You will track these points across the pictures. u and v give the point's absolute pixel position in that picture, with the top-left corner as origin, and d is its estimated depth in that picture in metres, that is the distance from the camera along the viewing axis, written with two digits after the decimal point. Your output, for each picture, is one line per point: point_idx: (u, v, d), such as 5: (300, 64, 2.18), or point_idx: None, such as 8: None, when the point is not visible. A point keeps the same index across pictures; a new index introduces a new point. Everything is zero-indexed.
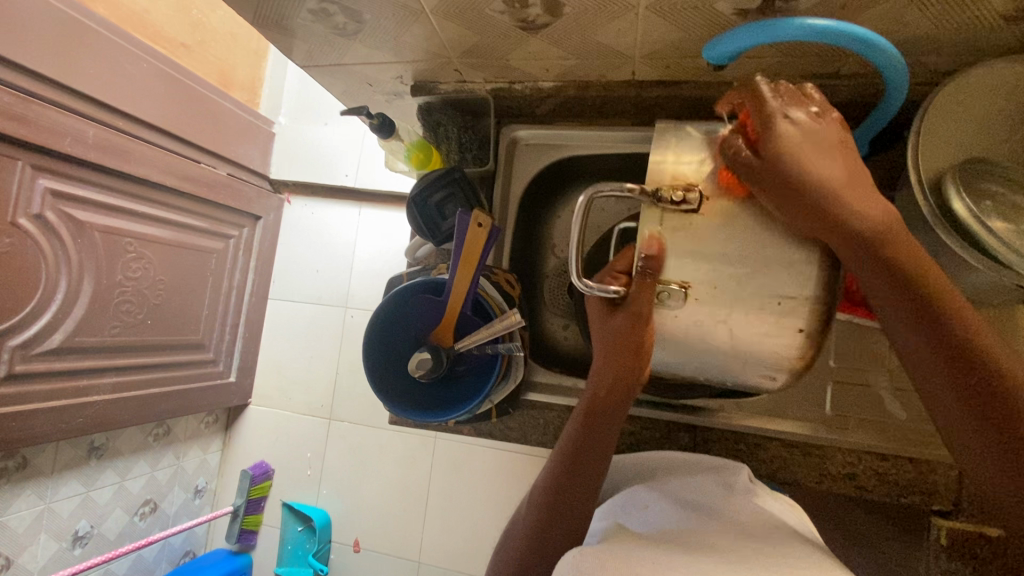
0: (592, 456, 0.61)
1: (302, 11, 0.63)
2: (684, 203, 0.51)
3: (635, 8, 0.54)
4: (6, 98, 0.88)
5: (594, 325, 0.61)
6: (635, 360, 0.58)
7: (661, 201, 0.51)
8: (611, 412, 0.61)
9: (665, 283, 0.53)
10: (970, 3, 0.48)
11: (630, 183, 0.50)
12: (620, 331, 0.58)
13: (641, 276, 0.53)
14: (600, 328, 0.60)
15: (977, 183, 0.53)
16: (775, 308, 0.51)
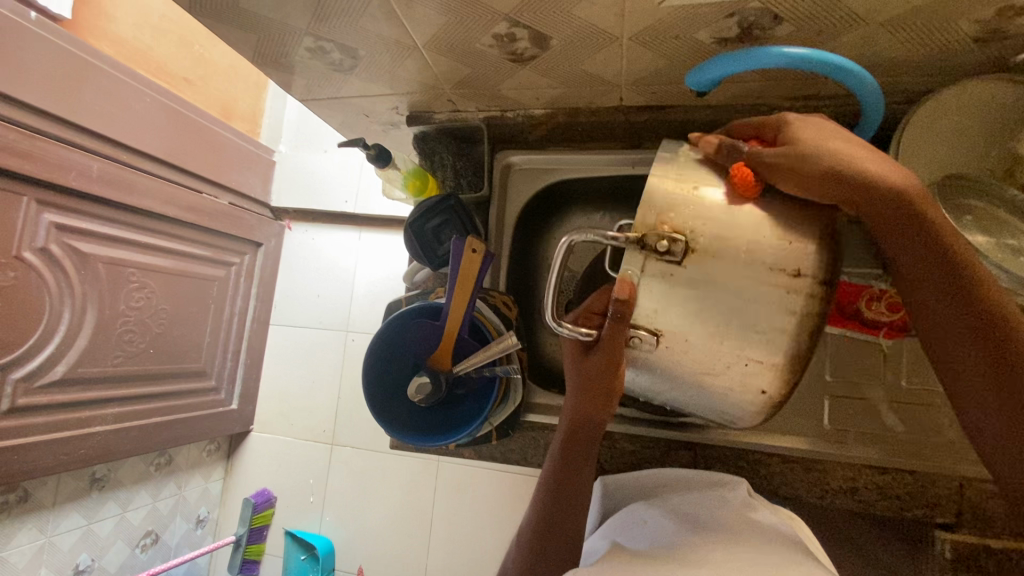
0: (575, 488, 0.63)
1: (300, 48, 0.65)
2: (668, 253, 0.48)
3: (618, 40, 0.57)
4: (12, 135, 0.91)
5: (567, 362, 0.62)
6: (610, 396, 0.60)
7: (645, 248, 0.48)
8: (591, 438, 0.63)
9: (638, 327, 0.52)
10: (939, 27, 0.50)
11: (611, 231, 0.47)
12: (594, 370, 0.58)
13: (614, 320, 0.52)
14: (573, 365, 0.61)
15: (957, 198, 0.54)
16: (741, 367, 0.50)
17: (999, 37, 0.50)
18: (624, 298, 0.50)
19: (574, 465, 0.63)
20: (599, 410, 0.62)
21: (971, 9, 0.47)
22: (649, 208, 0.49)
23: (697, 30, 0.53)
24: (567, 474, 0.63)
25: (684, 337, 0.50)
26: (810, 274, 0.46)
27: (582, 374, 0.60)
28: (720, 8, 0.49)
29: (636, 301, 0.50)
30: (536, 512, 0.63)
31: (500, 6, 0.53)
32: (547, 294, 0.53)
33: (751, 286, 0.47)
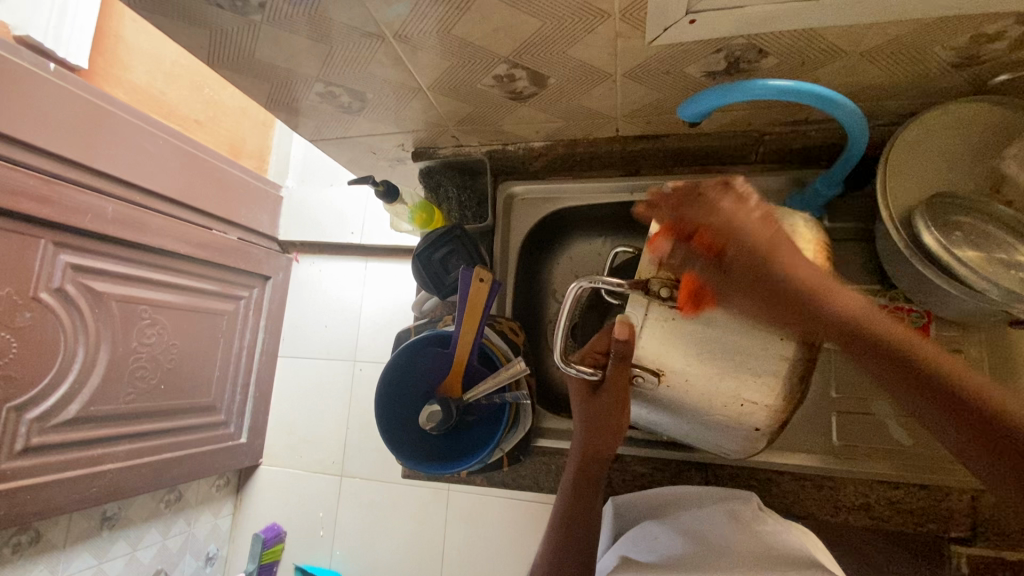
0: (581, 530, 0.63)
1: (310, 94, 0.69)
2: (669, 298, 0.54)
3: (613, 77, 0.60)
4: (32, 181, 0.95)
5: (573, 401, 0.64)
6: (618, 432, 0.62)
7: (649, 292, 0.54)
8: (601, 471, 0.65)
9: (642, 368, 0.56)
10: (916, 56, 0.52)
11: (616, 279, 0.53)
12: (603, 409, 0.60)
13: (617, 361, 0.56)
14: (580, 405, 0.63)
15: (945, 216, 0.56)
16: (737, 407, 0.54)
17: (976, 62, 0.52)
18: (623, 340, 0.55)
19: (584, 507, 0.64)
20: (607, 446, 0.63)
21: (945, 38, 0.49)
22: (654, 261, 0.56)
23: (687, 65, 0.56)
24: (581, 510, 0.64)
25: (686, 376, 0.55)
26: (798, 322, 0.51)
27: (590, 413, 0.62)
28: (707, 45, 0.52)
29: (634, 340, 0.55)
30: (548, 545, 0.63)
31: (500, 50, 0.56)
32: (556, 332, 0.57)
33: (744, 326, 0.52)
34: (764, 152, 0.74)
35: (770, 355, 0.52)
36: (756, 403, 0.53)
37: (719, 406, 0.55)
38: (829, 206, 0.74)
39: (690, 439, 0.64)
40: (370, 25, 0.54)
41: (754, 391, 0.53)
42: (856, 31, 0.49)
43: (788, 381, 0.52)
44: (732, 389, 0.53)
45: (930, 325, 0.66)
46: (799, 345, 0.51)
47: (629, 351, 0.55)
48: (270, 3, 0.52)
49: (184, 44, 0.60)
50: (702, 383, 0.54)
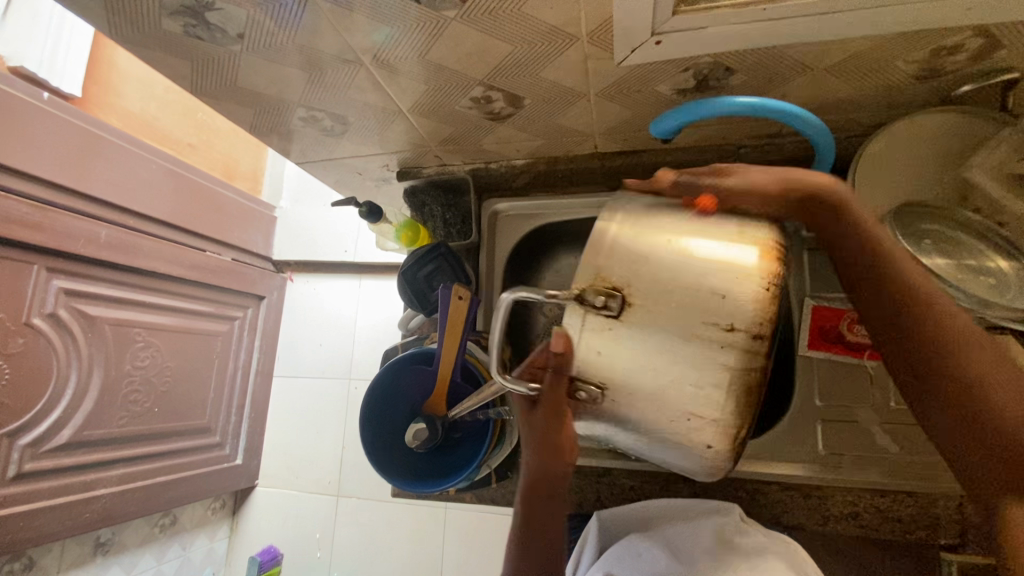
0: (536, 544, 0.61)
1: (294, 118, 0.70)
2: (603, 308, 0.44)
3: (587, 96, 0.61)
4: (25, 209, 0.96)
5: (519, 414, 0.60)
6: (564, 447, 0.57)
7: (583, 303, 0.44)
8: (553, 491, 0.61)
9: (584, 381, 0.47)
10: (878, 69, 0.54)
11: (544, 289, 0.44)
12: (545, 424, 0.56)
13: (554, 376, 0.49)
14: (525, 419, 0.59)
15: (915, 225, 0.57)
16: (684, 425, 0.45)
17: (938, 74, 0.53)
18: (561, 355, 0.47)
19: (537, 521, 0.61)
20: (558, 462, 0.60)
21: (904, 53, 0.51)
22: (595, 259, 0.45)
23: (657, 84, 0.58)
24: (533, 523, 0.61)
25: (627, 390, 0.45)
26: (745, 330, 0.42)
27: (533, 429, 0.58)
28: (675, 64, 0.54)
29: (572, 354, 0.46)
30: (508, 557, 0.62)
31: (475, 73, 0.58)
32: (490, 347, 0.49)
33: (686, 333, 0.43)
34: (740, 165, 0.75)
35: (712, 367, 0.42)
36: (709, 423, 0.44)
37: (665, 423, 0.46)
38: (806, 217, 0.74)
39: (649, 457, 0.53)
40: (349, 52, 0.56)
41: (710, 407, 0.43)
42: (818, 48, 0.50)
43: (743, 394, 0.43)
44: (673, 402, 0.44)
45: None
46: (745, 356, 0.42)
47: (569, 365, 0.47)
48: (250, 34, 0.54)
49: (169, 75, 0.62)
50: (640, 393, 0.46)
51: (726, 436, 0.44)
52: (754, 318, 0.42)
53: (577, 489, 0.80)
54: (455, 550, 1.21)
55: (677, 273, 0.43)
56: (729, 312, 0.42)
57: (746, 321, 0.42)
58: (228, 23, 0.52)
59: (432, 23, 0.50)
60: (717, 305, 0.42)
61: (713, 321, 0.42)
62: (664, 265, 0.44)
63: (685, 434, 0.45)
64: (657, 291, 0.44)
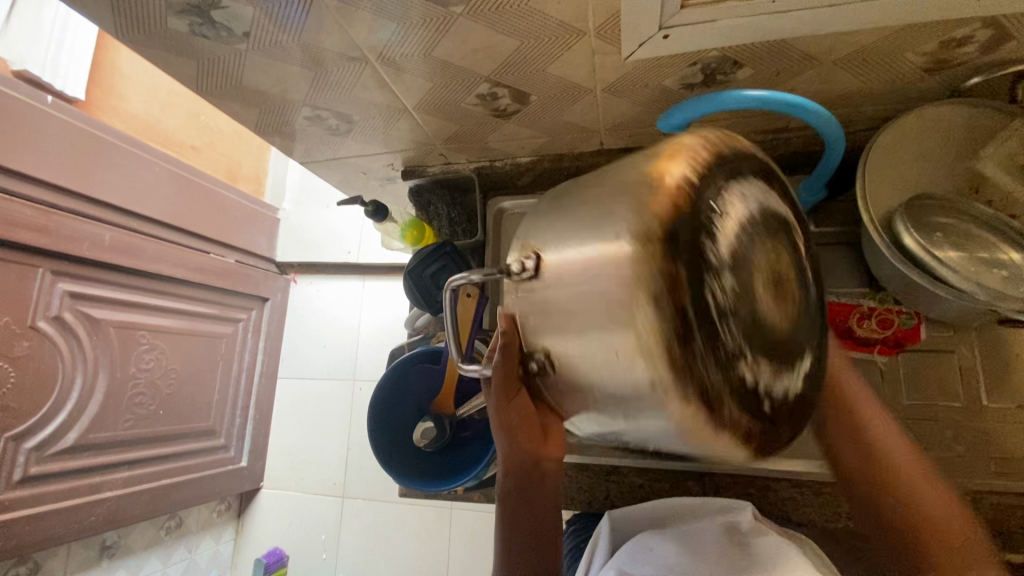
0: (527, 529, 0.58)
1: (299, 117, 0.70)
2: (521, 270, 0.40)
3: (594, 92, 0.61)
4: (30, 212, 0.96)
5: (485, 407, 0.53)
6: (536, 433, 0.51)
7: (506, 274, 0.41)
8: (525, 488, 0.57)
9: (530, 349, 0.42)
10: (887, 62, 0.53)
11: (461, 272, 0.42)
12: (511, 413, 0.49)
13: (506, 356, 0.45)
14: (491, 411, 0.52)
15: (925, 219, 0.57)
16: (620, 364, 0.34)
17: (946, 66, 0.53)
18: (505, 335, 0.43)
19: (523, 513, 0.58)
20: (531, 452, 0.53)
21: (915, 44, 0.50)
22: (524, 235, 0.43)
23: (665, 79, 0.57)
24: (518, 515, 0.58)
25: (562, 347, 0.38)
26: (630, 234, 0.33)
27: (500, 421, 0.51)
28: (683, 58, 0.53)
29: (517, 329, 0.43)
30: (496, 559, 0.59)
31: (480, 70, 0.58)
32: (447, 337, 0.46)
33: (585, 258, 0.36)
34: None
35: (613, 286, 0.34)
36: (641, 351, 0.33)
37: (604, 367, 0.35)
38: (814, 213, 0.74)
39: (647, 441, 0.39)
40: (354, 50, 0.56)
41: (633, 332, 0.33)
42: (828, 41, 0.50)
43: (659, 300, 0.32)
44: (594, 342, 0.35)
45: (920, 326, 0.66)
46: (638, 264, 0.33)
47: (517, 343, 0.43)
48: (254, 32, 0.53)
49: (174, 74, 0.62)
50: (564, 337, 0.37)
51: (667, 362, 0.32)
52: (640, 221, 0.34)
53: (589, 488, 0.81)
54: (461, 550, 1.21)
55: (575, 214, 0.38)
56: (616, 224, 0.35)
57: (633, 227, 0.34)
58: (234, 21, 0.52)
59: (439, 19, 0.50)
60: (605, 225, 0.35)
61: (603, 238, 0.35)
62: (562, 213, 0.39)
63: (625, 377, 0.34)
64: (559, 236, 0.38)
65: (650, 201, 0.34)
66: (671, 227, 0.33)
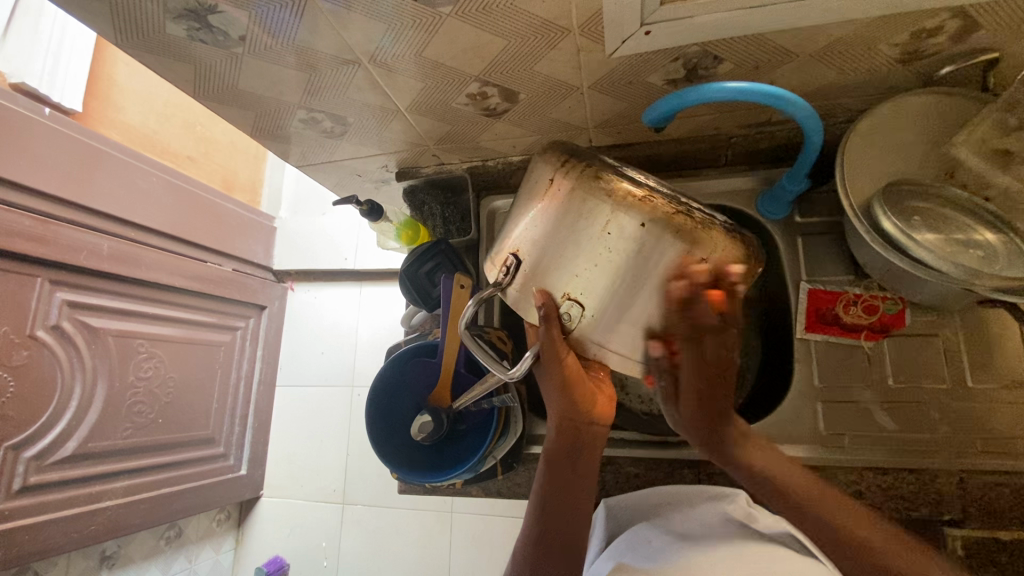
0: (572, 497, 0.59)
1: (294, 121, 0.72)
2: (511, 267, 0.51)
3: (580, 89, 0.63)
4: (29, 222, 0.97)
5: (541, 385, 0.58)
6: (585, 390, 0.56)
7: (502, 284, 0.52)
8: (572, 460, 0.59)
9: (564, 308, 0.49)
10: (862, 53, 0.55)
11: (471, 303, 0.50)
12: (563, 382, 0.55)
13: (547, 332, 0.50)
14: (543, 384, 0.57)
15: (903, 204, 0.59)
16: (615, 233, 0.47)
17: (920, 56, 0.55)
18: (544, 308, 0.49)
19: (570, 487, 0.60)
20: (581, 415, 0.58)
21: (888, 35, 0.52)
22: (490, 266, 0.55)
23: (649, 74, 0.59)
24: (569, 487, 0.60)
25: (575, 273, 0.48)
26: (560, 171, 0.50)
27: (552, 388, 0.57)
28: (665, 54, 0.55)
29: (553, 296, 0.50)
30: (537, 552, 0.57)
31: (469, 69, 0.60)
32: (477, 353, 0.52)
33: (542, 209, 0.50)
34: (734, 154, 0.78)
35: (575, 198, 0.48)
36: (620, 223, 0.46)
37: (604, 245, 0.47)
38: (799, 202, 0.76)
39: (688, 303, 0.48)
40: (347, 53, 0.57)
41: (610, 209, 0.47)
42: (802, 34, 0.52)
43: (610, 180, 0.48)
44: (583, 244, 0.48)
45: (905, 311, 0.68)
46: (579, 174, 0.48)
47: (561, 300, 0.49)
48: (250, 36, 0.55)
49: (171, 80, 0.63)
50: (559, 266, 0.49)
51: (641, 205, 0.46)
52: (555, 167, 0.50)
53: None
54: (463, 552, 1.22)
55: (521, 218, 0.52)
56: (546, 176, 0.51)
57: (557, 169, 0.50)
58: (229, 26, 0.54)
59: (428, 20, 0.52)
60: (541, 187, 0.51)
61: (544, 187, 0.50)
62: (513, 227, 0.53)
63: (622, 239, 0.46)
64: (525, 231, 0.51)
65: (549, 160, 0.52)
66: (580, 153, 0.50)
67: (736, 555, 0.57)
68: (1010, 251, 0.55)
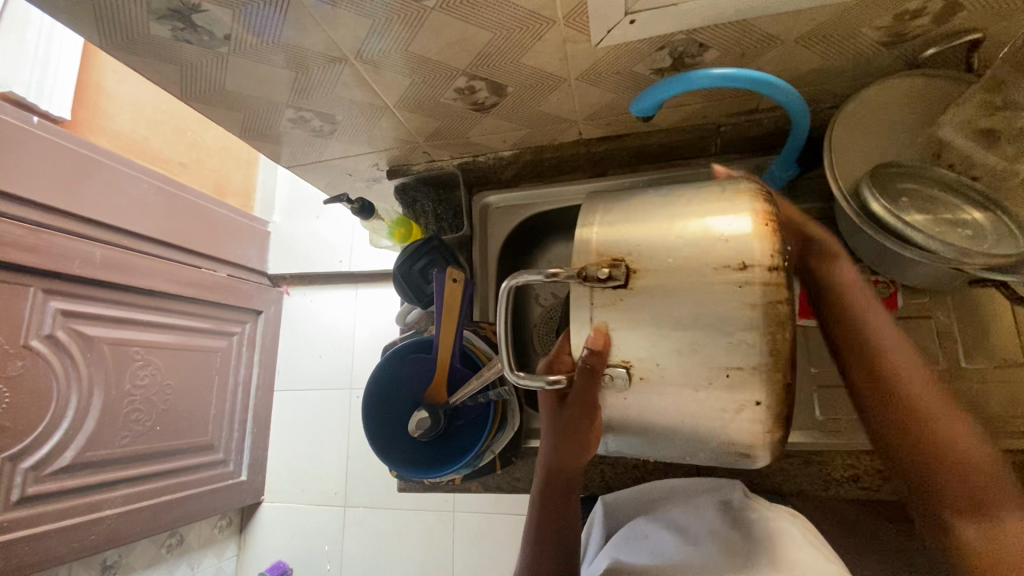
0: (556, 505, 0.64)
1: (283, 120, 0.72)
2: (609, 279, 0.46)
3: (568, 80, 0.63)
4: (19, 231, 0.96)
5: (543, 411, 0.58)
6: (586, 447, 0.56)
7: (587, 278, 0.47)
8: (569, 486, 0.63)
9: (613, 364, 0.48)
10: (846, 37, 0.55)
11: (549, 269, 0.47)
12: (569, 425, 0.55)
13: (586, 376, 0.48)
14: (549, 418, 0.57)
15: (892, 184, 0.59)
16: (724, 379, 0.45)
17: (904, 38, 0.55)
18: (595, 350, 0.47)
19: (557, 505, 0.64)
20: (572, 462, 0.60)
21: (871, 19, 0.52)
22: (586, 246, 0.49)
23: (635, 64, 0.59)
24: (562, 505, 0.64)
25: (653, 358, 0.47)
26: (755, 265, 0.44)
27: (557, 427, 0.57)
28: (650, 43, 0.55)
29: (610, 351, 0.48)
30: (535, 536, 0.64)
31: (456, 63, 0.59)
32: (501, 344, 0.50)
33: (704, 276, 0.45)
34: (723, 142, 0.78)
35: (734, 305, 0.44)
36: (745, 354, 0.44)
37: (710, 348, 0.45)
38: (790, 189, 0.76)
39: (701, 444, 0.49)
40: (334, 50, 0.57)
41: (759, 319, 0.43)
42: (786, 20, 0.52)
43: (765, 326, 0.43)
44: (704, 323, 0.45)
45: (897, 294, 0.68)
46: (766, 288, 0.43)
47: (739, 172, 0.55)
48: (235, 35, 0.55)
49: (158, 82, 0.63)
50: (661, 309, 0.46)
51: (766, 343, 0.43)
52: (760, 255, 0.44)
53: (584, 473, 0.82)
54: (466, 551, 1.22)
55: (692, 241, 0.46)
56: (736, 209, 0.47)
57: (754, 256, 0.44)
58: (214, 25, 0.53)
59: (413, 14, 0.52)
60: (725, 247, 0.45)
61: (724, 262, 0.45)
62: (649, 228, 0.48)
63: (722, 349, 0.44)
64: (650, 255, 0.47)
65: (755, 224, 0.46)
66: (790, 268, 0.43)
67: (726, 544, 0.58)
68: (998, 229, 0.56)
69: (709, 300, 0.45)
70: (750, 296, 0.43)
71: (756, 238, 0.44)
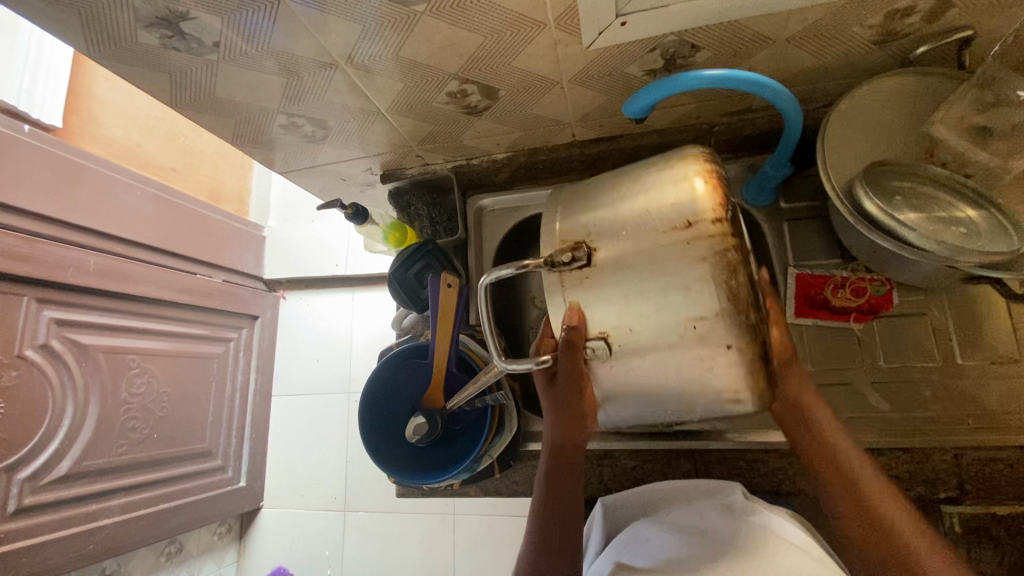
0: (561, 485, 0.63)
1: (274, 126, 0.71)
2: (573, 261, 0.49)
3: (560, 83, 0.63)
4: (12, 241, 0.95)
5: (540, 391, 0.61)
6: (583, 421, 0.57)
7: (554, 264, 0.50)
8: (572, 465, 0.63)
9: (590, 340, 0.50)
10: (836, 37, 0.55)
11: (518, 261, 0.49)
12: (566, 403, 0.57)
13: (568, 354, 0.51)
14: (545, 397, 0.60)
15: (885, 183, 0.59)
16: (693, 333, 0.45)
17: (895, 37, 0.55)
18: (573, 327, 0.50)
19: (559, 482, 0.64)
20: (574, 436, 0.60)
21: (861, 18, 0.52)
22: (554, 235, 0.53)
23: (626, 66, 0.59)
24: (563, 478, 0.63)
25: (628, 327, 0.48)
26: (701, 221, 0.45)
27: (554, 406, 0.59)
28: (641, 44, 0.55)
29: (587, 325, 0.50)
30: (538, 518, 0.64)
31: (448, 67, 0.59)
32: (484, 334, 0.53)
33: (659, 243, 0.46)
34: (717, 141, 0.78)
35: (688, 261, 0.45)
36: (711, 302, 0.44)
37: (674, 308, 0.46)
38: (784, 188, 0.76)
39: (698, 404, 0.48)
40: (325, 56, 0.57)
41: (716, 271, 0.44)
42: (776, 19, 0.52)
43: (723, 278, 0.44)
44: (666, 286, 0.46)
45: (892, 293, 0.69)
46: (711, 240, 0.44)
47: None
48: (225, 42, 0.55)
49: (148, 89, 0.63)
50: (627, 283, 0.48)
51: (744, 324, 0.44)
52: (703, 210, 0.45)
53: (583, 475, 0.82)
54: (466, 552, 1.22)
55: (642, 210, 0.48)
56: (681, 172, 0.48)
57: (698, 212, 0.45)
58: (203, 32, 0.53)
59: (403, 19, 0.51)
60: (675, 207, 0.46)
61: (671, 222, 0.46)
62: (606, 209, 0.51)
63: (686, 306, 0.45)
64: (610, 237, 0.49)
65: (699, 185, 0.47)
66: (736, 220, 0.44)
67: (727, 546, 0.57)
68: (992, 227, 0.56)
69: (662, 265, 0.46)
70: (696, 250, 0.45)
71: (702, 195, 0.45)
